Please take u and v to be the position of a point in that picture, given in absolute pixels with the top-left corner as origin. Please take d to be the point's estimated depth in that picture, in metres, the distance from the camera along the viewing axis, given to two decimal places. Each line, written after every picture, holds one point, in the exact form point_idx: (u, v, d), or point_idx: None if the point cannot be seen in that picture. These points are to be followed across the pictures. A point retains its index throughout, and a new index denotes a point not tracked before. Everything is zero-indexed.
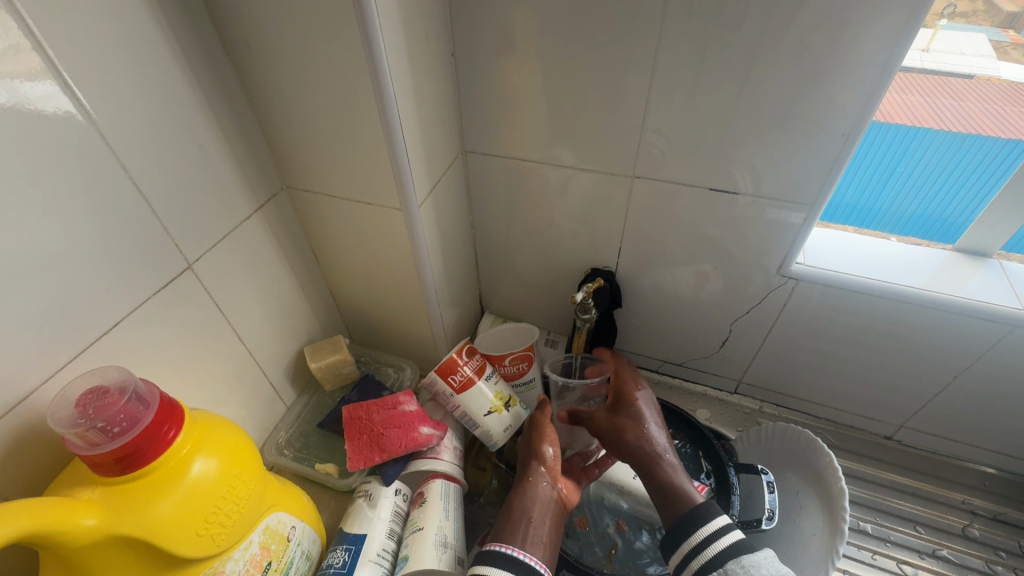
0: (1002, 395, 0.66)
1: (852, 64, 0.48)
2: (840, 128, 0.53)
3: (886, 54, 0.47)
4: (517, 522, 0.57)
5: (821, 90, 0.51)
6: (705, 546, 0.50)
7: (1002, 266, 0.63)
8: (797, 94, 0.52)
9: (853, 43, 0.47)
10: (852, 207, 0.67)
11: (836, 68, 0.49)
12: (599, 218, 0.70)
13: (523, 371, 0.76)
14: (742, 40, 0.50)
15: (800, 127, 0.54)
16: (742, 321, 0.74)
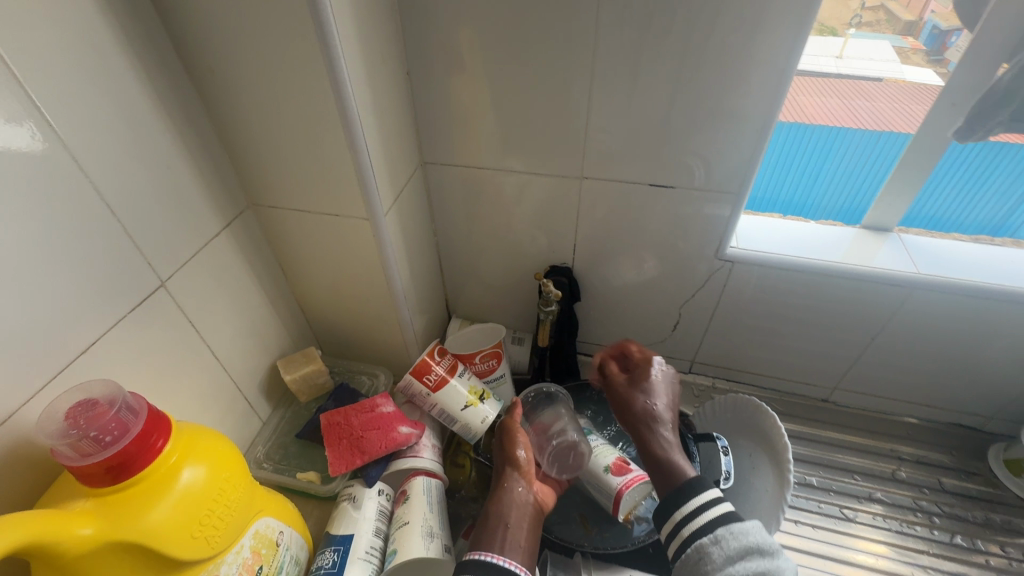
0: (913, 350, 0.75)
1: (756, 68, 0.56)
2: (753, 123, 0.60)
3: (783, 58, 0.55)
4: (495, 528, 0.61)
5: (734, 93, 0.58)
6: (696, 516, 0.52)
7: (901, 239, 0.73)
8: (716, 96, 0.59)
9: (756, 50, 0.55)
10: (788, 202, 0.76)
11: (744, 72, 0.57)
12: (554, 217, 0.75)
13: (494, 367, 0.80)
14: (663, 51, 0.57)
15: (720, 128, 0.61)
16: (689, 305, 0.81)
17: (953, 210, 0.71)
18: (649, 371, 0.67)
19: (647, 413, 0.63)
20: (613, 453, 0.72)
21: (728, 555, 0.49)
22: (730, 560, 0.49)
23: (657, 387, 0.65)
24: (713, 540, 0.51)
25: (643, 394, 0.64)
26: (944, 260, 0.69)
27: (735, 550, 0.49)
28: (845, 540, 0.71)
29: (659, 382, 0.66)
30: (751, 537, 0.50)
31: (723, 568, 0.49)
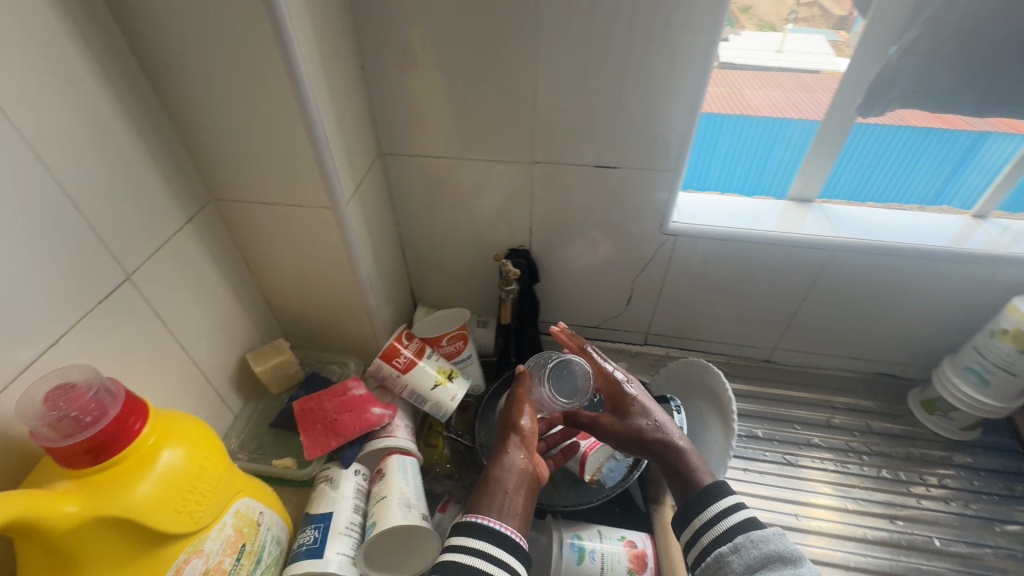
0: (839, 308, 0.83)
1: (682, 55, 0.61)
2: (683, 106, 0.65)
3: (705, 45, 0.60)
4: (494, 494, 0.61)
5: (664, 79, 0.64)
6: (716, 523, 0.57)
7: (823, 208, 0.80)
8: (649, 82, 0.64)
9: (681, 39, 0.60)
10: (743, 186, 0.83)
11: (672, 59, 0.62)
12: (510, 202, 0.79)
13: (460, 349, 0.83)
14: (599, 41, 0.61)
15: (655, 111, 0.66)
16: (640, 279, 0.86)
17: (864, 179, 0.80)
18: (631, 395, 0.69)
19: (652, 435, 0.66)
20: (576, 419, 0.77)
21: (750, 562, 0.54)
22: (752, 567, 0.53)
23: (647, 408, 0.68)
24: (733, 548, 0.55)
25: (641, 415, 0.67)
26: (860, 225, 0.77)
27: (758, 558, 0.54)
28: (789, 483, 0.79)
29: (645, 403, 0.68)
30: (772, 545, 0.54)
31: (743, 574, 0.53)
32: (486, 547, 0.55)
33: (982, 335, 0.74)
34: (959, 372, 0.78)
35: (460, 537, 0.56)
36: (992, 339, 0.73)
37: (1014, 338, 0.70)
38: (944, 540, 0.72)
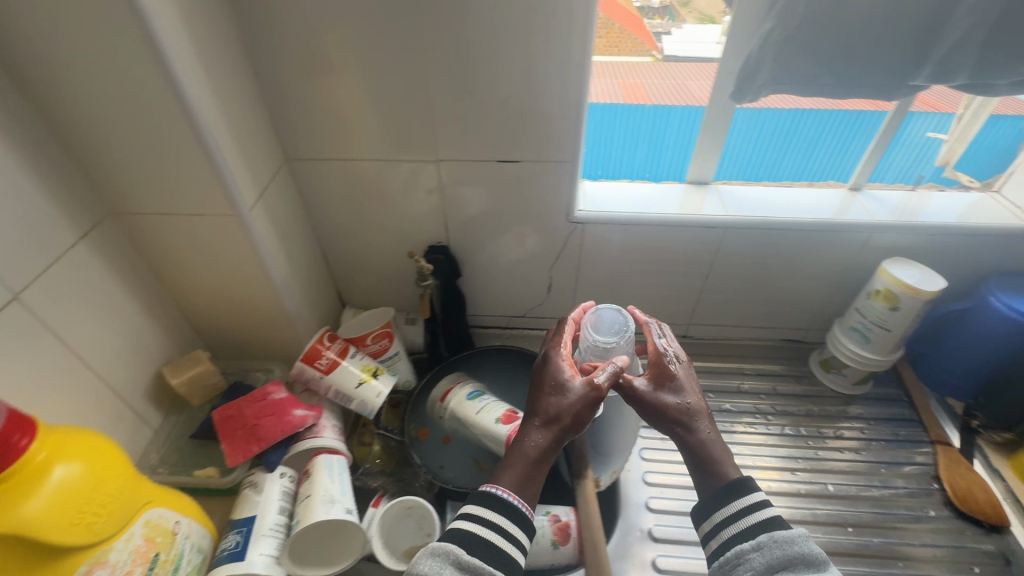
0: (741, 283, 0.89)
1: (562, 52, 0.64)
2: (570, 100, 0.69)
3: (581, 40, 0.63)
4: (518, 462, 0.57)
5: (549, 75, 0.66)
6: (741, 517, 0.54)
7: (718, 190, 0.86)
8: (536, 78, 0.67)
9: (558, 36, 0.63)
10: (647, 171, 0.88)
11: (553, 56, 0.65)
12: (422, 200, 0.81)
13: (386, 346, 0.85)
14: (483, 41, 0.64)
15: (545, 105, 0.69)
16: (557, 268, 0.90)
17: (754, 155, 0.84)
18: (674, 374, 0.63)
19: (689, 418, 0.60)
20: (500, 408, 0.82)
21: (770, 562, 0.50)
22: (771, 567, 0.50)
23: (690, 388, 0.62)
24: (754, 547, 0.52)
25: (675, 393, 0.62)
26: (750, 203, 0.83)
27: (779, 558, 0.50)
28: None
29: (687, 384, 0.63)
30: (798, 547, 0.50)
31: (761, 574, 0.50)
32: (498, 522, 0.53)
33: (861, 297, 0.81)
34: (845, 330, 0.85)
35: (474, 506, 0.55)
36: (869, 299, 0.79)
37: (885, 297, 0.77)
38: (838, 485, 0.79)
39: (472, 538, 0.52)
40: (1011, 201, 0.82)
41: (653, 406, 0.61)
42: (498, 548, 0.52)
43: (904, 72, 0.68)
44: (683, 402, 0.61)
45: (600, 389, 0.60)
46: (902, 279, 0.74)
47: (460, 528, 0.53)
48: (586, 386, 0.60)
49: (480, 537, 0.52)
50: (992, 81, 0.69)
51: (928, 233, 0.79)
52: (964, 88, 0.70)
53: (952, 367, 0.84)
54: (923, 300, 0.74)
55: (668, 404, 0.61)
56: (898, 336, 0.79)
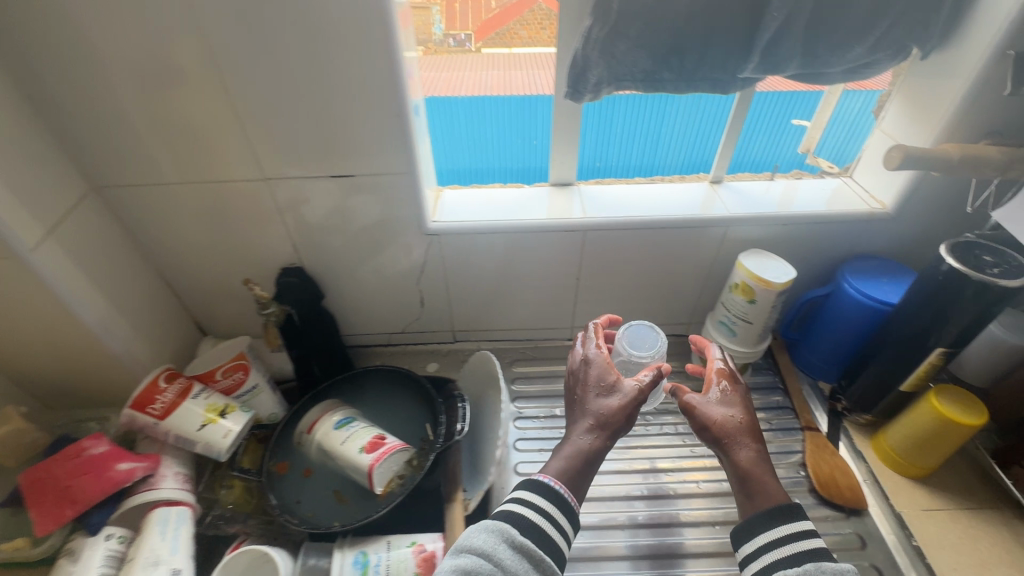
0: (614, 284, 0.87)
1: (367, 56, 0.60)
2: (390, 108, 0.64)
3: (384, 42, 0.59)
4: (568, 458, 0.63)
5: (362, 81, 0.62)
6: (800, 534, 0.55)
7: (580, 191, 0.84)
8: (348, 86, 0.62)
9: (359, 39, 0.58)
10: (503, 169, 0.85)
11: (360, 61, 0.60)
12: (262, 222, 0.75)
13: (241, 380, 0.79)
14: (278, 49, 0.59)
15: (366, 115, 0.65)
16: (424, 282, 0.86)
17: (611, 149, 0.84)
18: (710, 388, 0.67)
19: (728, 433, 0.63)
20: (368, 435, 0.78)
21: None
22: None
23: (731, 398, 0.66)
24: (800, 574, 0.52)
25: (728, 408, 0.65)
26: (608, 203, 0.81)
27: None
28: (580, 455, 0.84)
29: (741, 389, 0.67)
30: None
31: None
32: (533, 518, 0.59)
33: (725, 290, 0.80)
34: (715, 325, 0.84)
35: (525, 493, 0.61)
36: (730, 293, 0.79)
37: (743, 290, 0.76)
38: (709, 484, 0.81)
39: (526, 522, 0.58)
40: (863, 187, 0.82)
41: (705, 418, 0.64)
42: (545, 534, 0.58)
43: (732, 63, 0.67)
44: (735, 416, 0.63)
45: (641, 397, 0.67)
46: (754, 273, 0.74)
47: (518, 512, 0.59)
48: (635, 394, 0.67)
49: (536, 523, 0.59)
50: (822, 70, 0.68)
51: (781, 223, 0.79)
52: (797, 77, 0.69)
53: (821, 352, 0.85)
54: (776, 292, 0.74)
55: (717, 418, 0.64)
56: (760, 327, 0.79)
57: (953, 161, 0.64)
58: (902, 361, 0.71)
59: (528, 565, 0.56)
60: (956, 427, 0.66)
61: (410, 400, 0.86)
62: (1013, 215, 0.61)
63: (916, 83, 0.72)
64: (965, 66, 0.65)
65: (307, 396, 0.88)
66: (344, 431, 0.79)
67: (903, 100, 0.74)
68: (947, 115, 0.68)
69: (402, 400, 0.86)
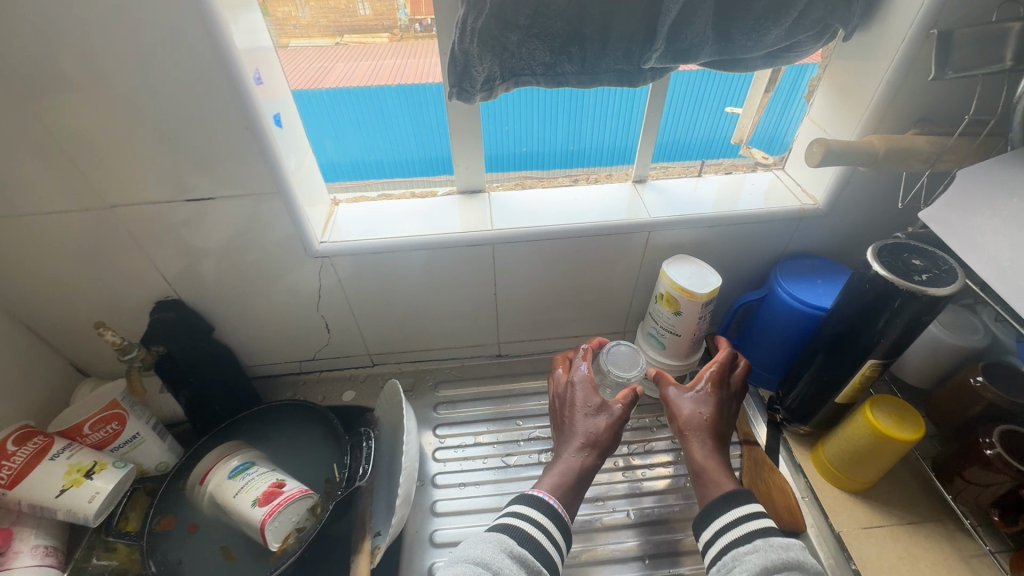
0: (535, 296, 0.81)
1: (196, 63, 0.51)
2: (237, 120, 0.56)
3: (211, 45, 0.50)
4: (554, 471, 0.66)
5: (196, 91, 0.53)
6: (745, 516, 0.56)
7: (490, 198, 0.78)
8: (181, 98, 0.54)
9: (180, 44, 0.50)
10: (403, 161, 0.76)
11: (189, 69, 0.52)
12: (124, 253, 0.67)
13: (115, 431, 0.70)
14: (88, 60, 0.50)
15: (212, 130, 0.56)
16: (326, 305, 0.79)
17: (525, 147, 0.76)
18: (701, 378, 0.69)
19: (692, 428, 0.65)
20: (265, 482, 0.70)
21: (764, 563, 0.51)
22: (765, 569, 0.51)
23: (703, 395, 0.67)
24: (751, 549, 0.53)
25: (698, 405, 0.66)
26: (519, 211, 0.75)
27: (773, 559, 0.51)
28: (508, 490, 0.75)
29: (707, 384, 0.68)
30: (792, 552, 0.51)
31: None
32: (531, 529, 0.59)
33: (652, 300, 0.75)
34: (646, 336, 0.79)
35: (522, 506, 0.62)
36: (657, 304, 0.73)
37: (667, 301, 0.71)
38: (643, 509, 0.74)
39: (527, 537, 0.58)
40: (794, 180, 0.77)
41: (676, 413, 0.67)
42: (542, 547, 0.58)
43: (635, 52, 0.58)
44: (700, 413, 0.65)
45: (624, 416, 0.69)
46: (676, 283, 0.68)
47: (514, 523, 0.60)
48: (618, 412, 0.69)
49: (531, 535, 0.59)
50: (739, 56, 0.60)
51: (706, 225, 0.73)
52: (714, 65, 0.61)
53: (759, 358, 0.79)
54: (701, 304, 0.68)
55: (682, 413, 0.66)
56: (689, 339, 0.74)
57: (876, 156, 0.59)
58: (835, 371, 0.66)
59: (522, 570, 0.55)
60: (892, 443, 0.61)
61: (318, 436, 0.79)
62: (940, 215, 0.56)
63: (844, 67, 0.66)
64: (888, 49, 0.59)
65: (212, 433, 0.77)
66: (239, 480, 0.71)
67: (832, 86, 0.68)
68: (872, 103, 0.62)
69: (306, 433, 0.79)
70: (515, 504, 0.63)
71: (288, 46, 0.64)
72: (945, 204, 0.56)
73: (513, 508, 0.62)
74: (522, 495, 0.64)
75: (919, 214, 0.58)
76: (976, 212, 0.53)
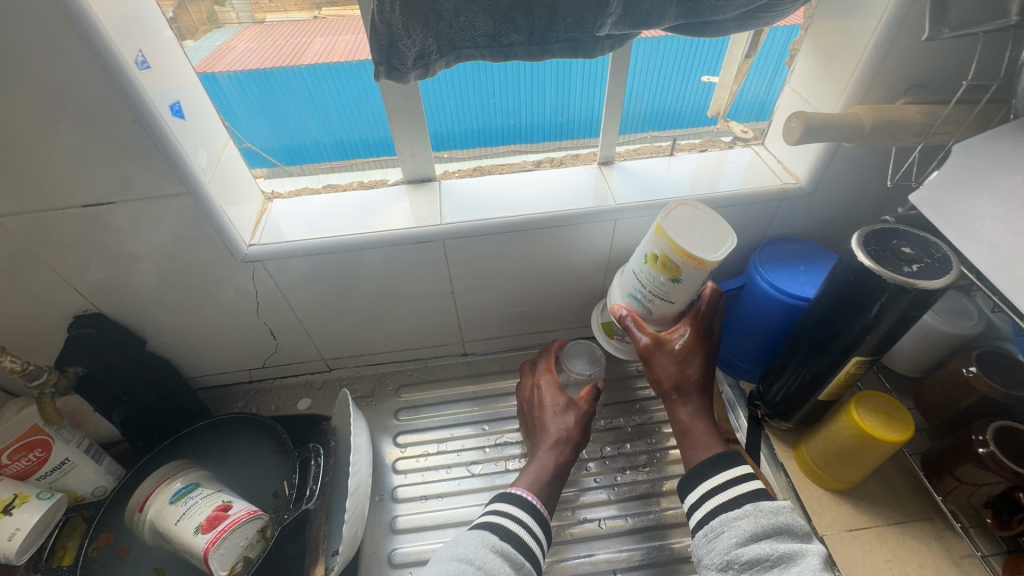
0: (495, 293, 0.75)
1: (58, 49, 0.44)
2: (122, 114, 0.49)
3: (72, 27, 0.43)
4: (533, 468, 0.62)
5: (67, 83, 0.46)
6: (735, 483, 0.55)
7: (441, 187, 0.71)
8: (51, 94, 0.46)
9: (34, 28, 0.43)
10: (341, 143, 0.68)
11: (50, 57, 0.44)
12: (27, 268, 0.60)
13: (38, 459, 0.63)
14: None
15: (95, 127, 0.49)
16: (268, 312, 0.72)
17: (478, 123, 0.68)
18: (684, 334, 0.61)
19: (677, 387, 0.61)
20: (209, 506, 0.64)
21: (754, 531, 0.51)
22: (754, 536, 0.51)
23: (687, 350, 0.60)
24: (740, 514, 0.52)
25: (683, 365, 0.60)
26: (473, 202, 0.68)
27: (762, 527, 0.51)
28: (468, 500, 0.70)
29: (693, 341, 0.60)
30: (781, 518, 0.51)
31: (745, 546, 0.50)
32: (517, 528, 0.56)
33: (637, 259, 0.60)
34: (625, 299, 0.64)
35: (502, 504, 0.59)
36: (645, 265, 0.58)
37: (663, 265, 0.55)
38: (617, 519, 0.69)
39: (512, 536, 0.55)
40: (775, 156, 0.71)
41: (661, 374, 0.61)
42: (525, 544, 0.55)
43: (588, 17, 0.47)
44: (685, 376, 0.60)
45: (591, 411, 0.67)
46: (678, 245, 0.53)
47: (492, 521, 0.56)
48: (585, 407, 0.67)
49: (514, 533, 0.56)
50: (708, 19, 0.49)
51: None
52: (680, 29, 0.51)
53: (737, 348, 0.74)
54: (707, 272, 0.54)
55: (666, 376, 0.61)
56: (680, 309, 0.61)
57: (862, 131, 0.52)
58: (816, 366, 0.61)
59: (509, 569, 0.52)
60: (880, 444, 0.57)
61: (268, 451, 0.73)
62: (931, 198, 0.50)
63: (828, 28, 0.58)
64: (875, 5, 0.52)
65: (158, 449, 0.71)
66: (181, 506, 0.64)
67: (814, 50, 0.61)
68: (856, 71, 0.56)
69: (256, 450, 0.74)
70: (496, 502, 0.59)
71: (265, 21, 0.59)
72: (938, 185, 0.50)
73: (494, 506, 0.59)
74: (501, 492, 0.60)
75: (908, 198, 0.51)
76: (972, 194, 0.47)
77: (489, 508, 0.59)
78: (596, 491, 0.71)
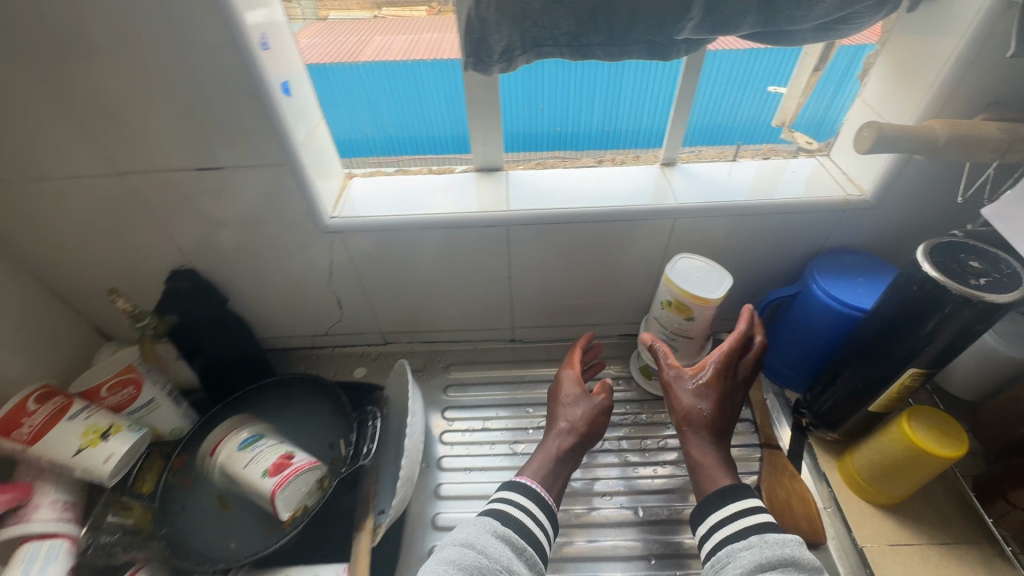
0: (549, 281, 0.78)
1: (201, 28, 0.50)
2: (244, 89, 0.55)
3: (214, 10, 0.49)
4: (539, 457, 0.66)
5: (204, 58, 0.52)
6: (742, 514, 0.57)
7: (508, 176, 0.74)
8: (190, 68, 0.53)
9: (184, 9, 0.49)
10: (418, 139, 0.73)
11: (195, 35, 0.51)
12: (139, 222, 0.67)
13: (130, 395, 0.71)
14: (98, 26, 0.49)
15: (221, 99, 0.56)
16: (337, 282, 0.78)
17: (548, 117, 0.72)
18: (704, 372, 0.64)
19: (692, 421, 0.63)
20: (275, 454, 0.69)
21: (758, 561, 0.52)
22: (758, 565, 0.52)
23: (704, 386, 0.64)
24: (745, 545, 0.54)
25: (698, 399, 0.64)
26: (537, 192, 0.71)
27: (767, 556, 0.52)
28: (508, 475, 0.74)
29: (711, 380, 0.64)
30: (787, 549, 0.52)
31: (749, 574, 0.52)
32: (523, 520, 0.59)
33: (657, 305, 0.71)
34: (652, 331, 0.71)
35: (507, 492, 0.63)
36: (664, 309, 0.69)
37: (677, 308, 0.67)
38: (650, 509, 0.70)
39: (518, 525, 0.59)
40: (840, 168, 0.71)
41: (676, 404, 0.65)
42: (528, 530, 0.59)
43: (670, 21, 0.49)
44: (698, 411, 0.63)
45: (606, 405, 0.69)
46: (687, 290, 0.64)
47: (500, 508, 0.60)
48: (600, 401, 0.69)
49: (518, 522, 0.59)
50: (787, 28, 0.51)
51: (737, 214, 0.67)
52: (757, 36, 0.53)
53: (786, 357, 0.75)
54: (714, 307, 0.65)
55: (681, 407, 0.64)
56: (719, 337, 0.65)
57: (936, 144, 0.52)
58: (870, 379, 0.61)
59: (511, 554, 0.56)
60: (930, 459, 0.56)
61: (326, 411, 0.79)
62: (1007, 215, 0.50)
63: (906, 42, 0.59)
64: (959, 22, 0.53)
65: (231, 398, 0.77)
66: (249, 452, 0.70)
67: (889, 64, 0.62)
68: (935, 86, 0.56)
69: (315, 409, 0.79)
70: (501, 494, 0.63)
71: (327, 18, 0.64)
72: (1013, 203, 0.50)
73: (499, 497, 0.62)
74: (510, 483, 0.64)
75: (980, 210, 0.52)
76: None
77: (495, 498, 0.63)
78: (633, 480, 0.73)
